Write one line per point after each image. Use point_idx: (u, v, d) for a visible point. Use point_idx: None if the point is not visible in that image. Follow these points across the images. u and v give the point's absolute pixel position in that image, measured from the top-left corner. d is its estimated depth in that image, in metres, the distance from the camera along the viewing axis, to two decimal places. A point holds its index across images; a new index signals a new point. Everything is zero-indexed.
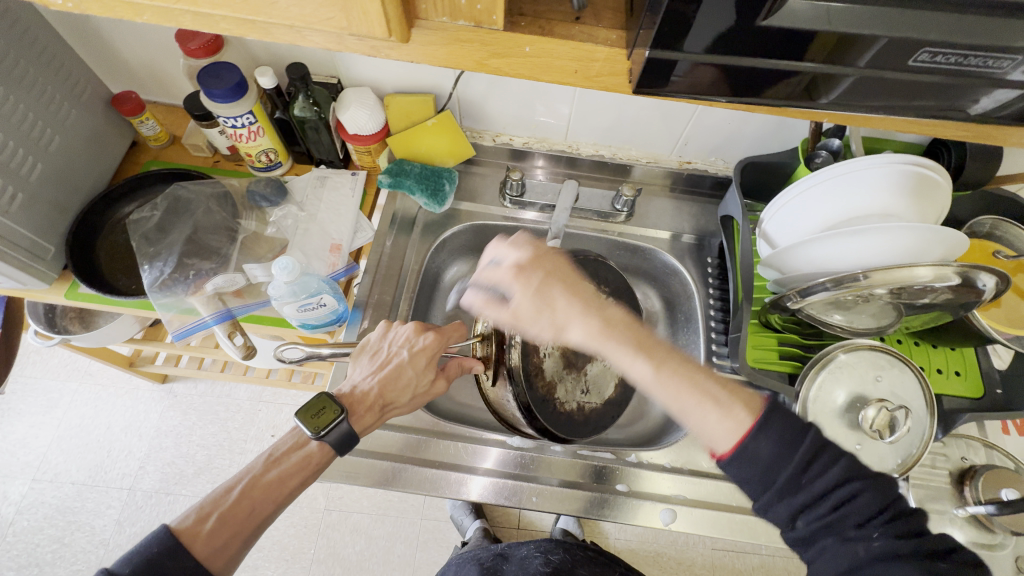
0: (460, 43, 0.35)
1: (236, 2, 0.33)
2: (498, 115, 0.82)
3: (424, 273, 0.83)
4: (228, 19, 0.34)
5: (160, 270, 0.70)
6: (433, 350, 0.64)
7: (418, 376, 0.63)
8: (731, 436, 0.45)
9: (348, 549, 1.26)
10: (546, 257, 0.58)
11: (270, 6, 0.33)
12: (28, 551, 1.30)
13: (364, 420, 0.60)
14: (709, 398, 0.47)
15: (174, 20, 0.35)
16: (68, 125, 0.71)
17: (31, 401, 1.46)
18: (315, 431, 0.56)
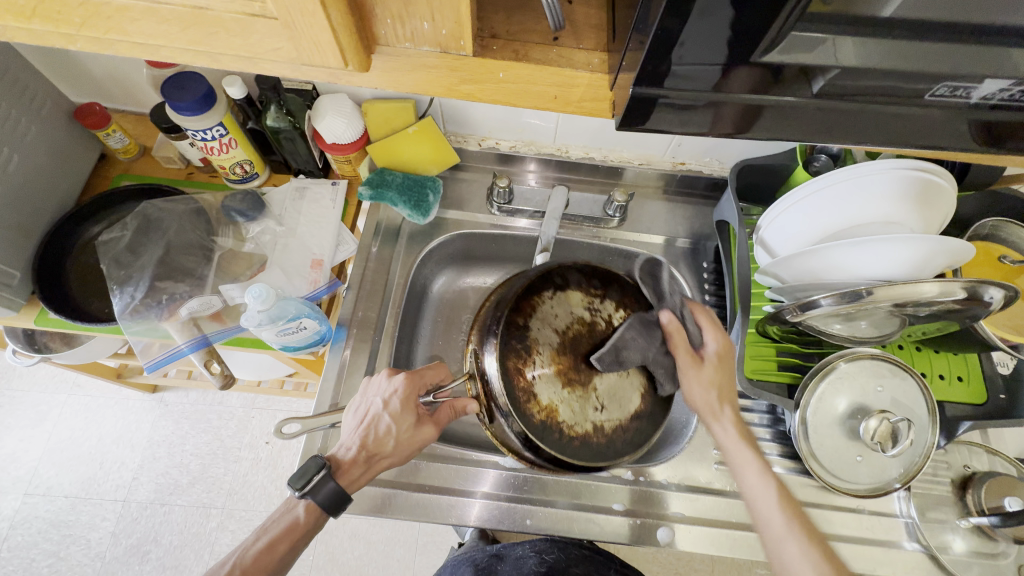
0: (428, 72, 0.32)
1: (172, 32, 0.29)
2: (483, 120, 0.78)
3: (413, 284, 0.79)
4: (171, 47, 0.31)
5: (131, 295, 0.67)
6: (407, 394, 0.62)
7: (397, 422, 0.60)
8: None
9: (347, 555, 1.25)
10: (728, 345, 0.64)
11: (212, 37, 0.29)
12: (23, 566, 1.30)
13: (352, 478, 0.58)
14: (812, 542, 0.56)
15: (111, 49, 0.31)
16: (27, 142, 0.68)
17: (20, 415, 1.44)
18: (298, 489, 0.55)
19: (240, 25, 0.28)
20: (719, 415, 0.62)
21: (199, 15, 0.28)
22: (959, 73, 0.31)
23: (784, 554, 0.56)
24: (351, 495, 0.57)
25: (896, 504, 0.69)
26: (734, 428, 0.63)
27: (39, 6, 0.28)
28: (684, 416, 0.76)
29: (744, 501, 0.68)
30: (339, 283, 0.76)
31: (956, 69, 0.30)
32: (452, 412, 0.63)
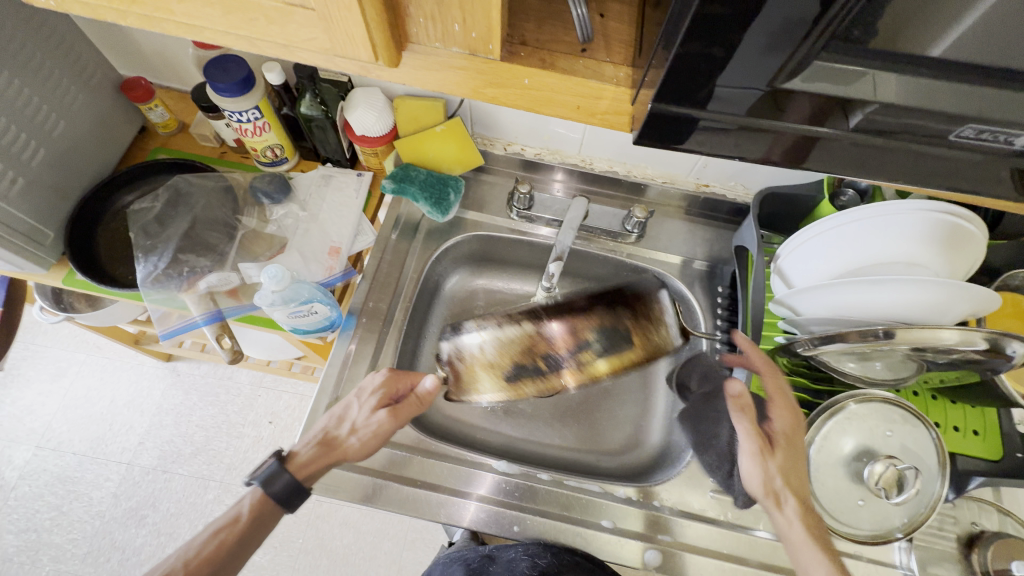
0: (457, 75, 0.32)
1: (214, 16, 0.30)
2: (511, 126, 0.79)
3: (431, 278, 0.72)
4: (212, 30, 0.32)
5: (154, 265, 0.69)
6: (378, 387, 0.63)
7: (360, 411, 0.61)
8: None
9: (336, 542, 1.26)
10: (796, 423, 0.59)
11: (250, 23, 0.30)
12: (27, 516, 1.35)
13: (305, 466, 0.58)
14: None
15: (156, 26, 0.33)
16: (74, 109, 0.71)
17: (41, 369, 1.50)
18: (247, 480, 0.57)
19: (279, 14, 0.29)
20: (779, 496, 0.56)
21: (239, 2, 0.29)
22: (989, 117, 0.30)
23: None
24: (303, 487, 0.57)
25: (896, 554, 0.66)
26: (798, 519, 0.55)
27: None
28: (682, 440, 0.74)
29: (737, 533, 0.66)
30: (355, 272, 0.77)
31: (985, 112, 0.30)
32: (417, 404, 0.61)
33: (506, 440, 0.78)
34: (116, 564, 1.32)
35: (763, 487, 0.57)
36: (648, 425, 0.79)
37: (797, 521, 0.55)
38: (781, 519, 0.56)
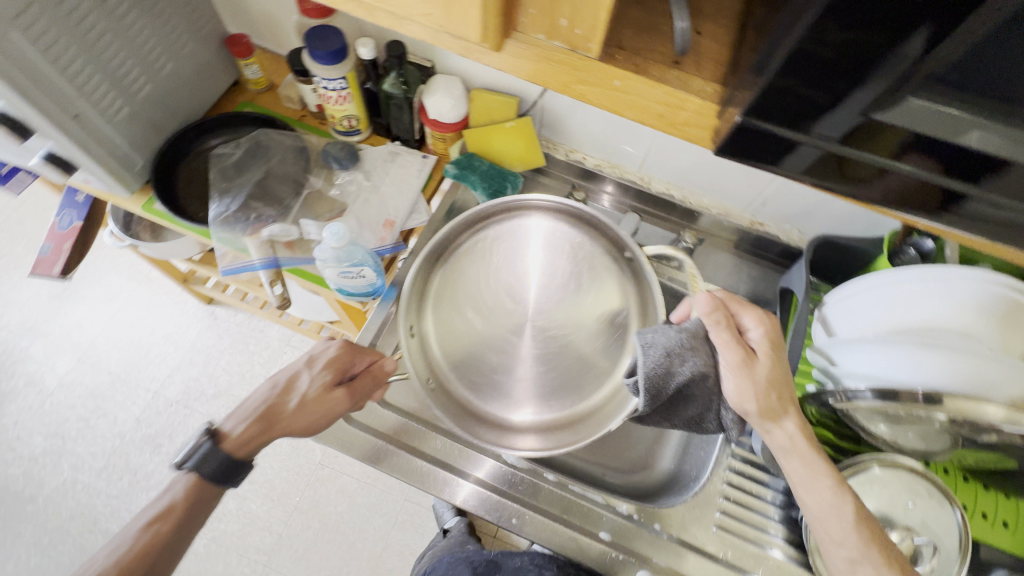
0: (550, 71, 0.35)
1: None
2: (577, 133, 0.81)
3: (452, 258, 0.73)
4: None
5: (226, 206, 0.74)
6: (330, 361, 0.65)
7: (311, 385, 0.63)
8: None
9: (331, 508, 1.41)
10: (774, 327, 0.58)
11: None
12: (58, 422, 1.45)
13: (246, 442, 0.59)
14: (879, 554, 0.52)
15: None
16: (181, 53, 0.77)
17: (95, 290, 1.61)
18: (177, 462, 0.57)
19: None
20: (779, 413, 0.56)
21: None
22: None
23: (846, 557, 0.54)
24: (240, 462, 0.58)
25: None
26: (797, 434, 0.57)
27: None
28: (694, 470, 0.74)
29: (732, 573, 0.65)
30: (404, 246, 0.81)
31: None
32: (373, 377, 0.66)
33: None
34: (127, 483, 1.40)
35: (763, 410, 0.56)
36: (661, 450, 0.78)
37: (791, 424, 0.57)
38: (779, 432, 0.57)
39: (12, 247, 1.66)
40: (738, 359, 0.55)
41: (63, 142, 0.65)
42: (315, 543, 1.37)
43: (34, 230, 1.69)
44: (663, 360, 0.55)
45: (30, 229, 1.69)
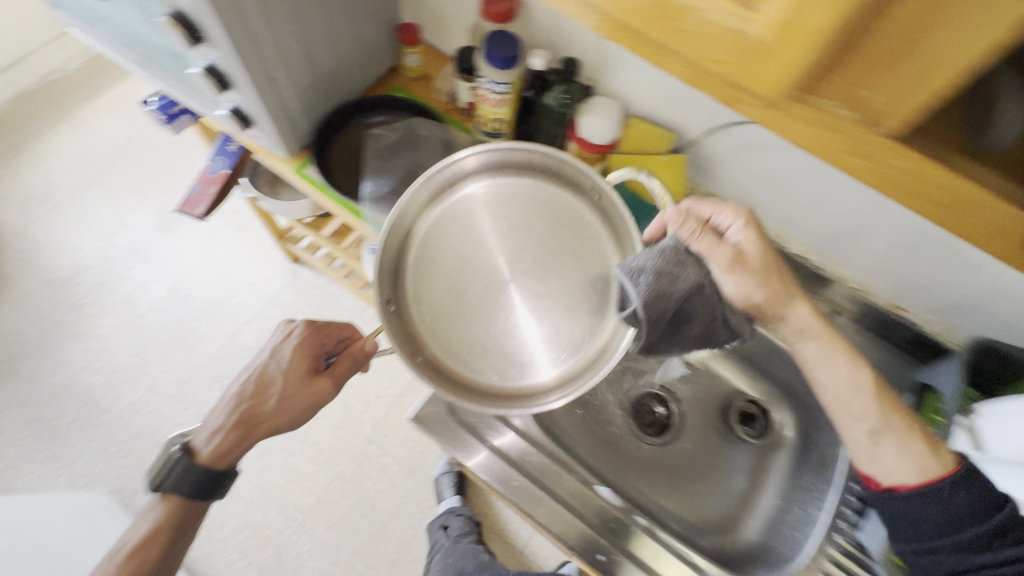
0: (802, 133, 0.34)
1: (626, 11, 0.34)
2: (725, 179, 0.79)
3: (447, 206, 0.70)
4: (605, 21, 0.36)
5: (378, 186, 0.80)
6: (298, 358, 0.74)
7: (284, 384, 0.73)
8: (921, 475, 0.57)
9: (371, 484, 1.43)
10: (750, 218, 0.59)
11: (652, 23, 0.34)
12: (142, 343, 1.55)
13: (222, 454, 0.71)
14: (917, 439, 0.59)
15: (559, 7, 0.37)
16: (362, 34, 0.81)
17: (198, 228, 1.71)
18: (155, 484, 0.70)
19: (691, 28, 0.32)
20: (776, 298, 0.59)
21: (645, 44, 0.36)
22: None
23: (884, 454, 0.59)
24: (227, 463, 0.71)
25: None
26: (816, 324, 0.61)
27: None
28: (787, 550, 0.73)
29: None
30: None
31: None
32: (348, 363, 0.75)
33: (608, 469, 0.81)
34: (192, 415, 1.48)
35: (770, 296, 0.59)
36: (748, 520, 0.79)
37: (803, 306, 0.61)
38: (793, 318, 0.61)
39: (134, 174, 1.79)
40: (726, 258, 0.56)
41: (251, 98, 0.70)
42: (349, 514, 1.40)
43: (155, 162, 1.81)
44: (654, 282, 0.53)
45: (152, 161, 1.82)
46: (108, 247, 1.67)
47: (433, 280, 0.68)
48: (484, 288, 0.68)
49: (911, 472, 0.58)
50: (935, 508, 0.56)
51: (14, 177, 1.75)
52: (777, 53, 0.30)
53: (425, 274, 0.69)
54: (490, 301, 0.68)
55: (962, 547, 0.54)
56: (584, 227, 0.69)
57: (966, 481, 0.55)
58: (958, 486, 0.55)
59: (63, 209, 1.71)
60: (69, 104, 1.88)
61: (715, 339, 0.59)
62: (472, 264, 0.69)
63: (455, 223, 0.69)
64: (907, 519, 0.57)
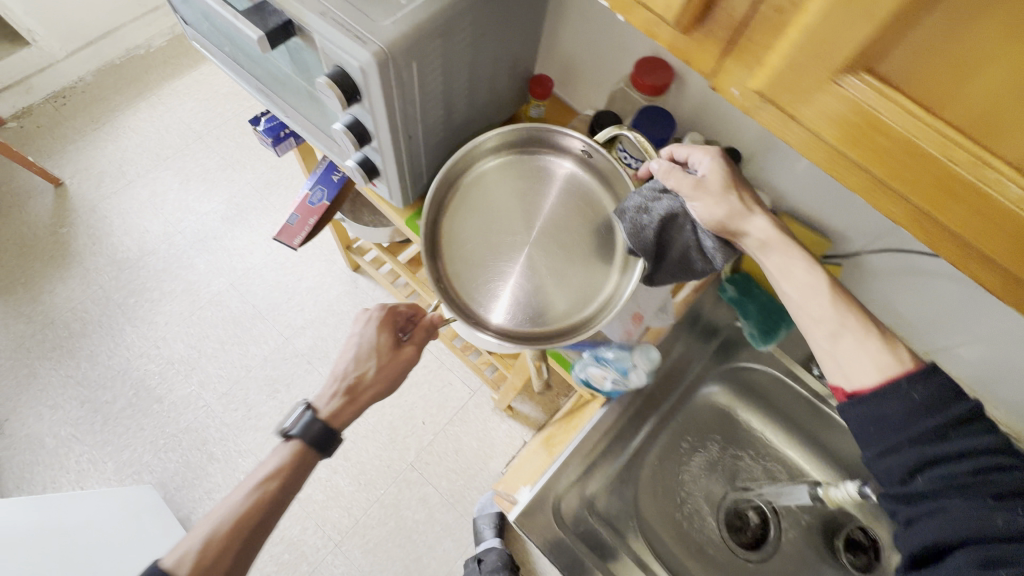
0: (926, 232, 0.32)
1: (947, 207, 0.29)
2: (875, 292, 0.72)
3: (477, 181, 0.74)
4: (906, 207, 0.31)
5: None
6: (391, 324, 0.75)
7: (382, 348, 0.73)
8: (881, 374, 0.52)
9: (411, 513, 1.41)
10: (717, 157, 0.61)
11: (979, 230, 0.29)
12: (199, 336, 1.55)
13: (343, 411, 0.70)
14: (875, 339, 0.54)
15: (844, 178, 0.32)
16: (497, 86, 0.76)
17: (263, 224, 1.70)
18: (287, 431, 0.69)
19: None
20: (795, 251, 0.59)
21: (915, 218, 0.31)
22: None
23: (846, 355, 0.55)
24: (339, 427, 0.70)
25: None
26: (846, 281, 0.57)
27: (843, 136, 0.30)
28: None
29: None
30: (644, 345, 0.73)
31: None
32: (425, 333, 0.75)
33: None
34: (240, 417, 1.47)
35: (731, 213, 0.59)
36: None
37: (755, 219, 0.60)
38: (752, 231, 0.59)
39: (207, 160, 1.78)
40: (687, 188, 0.60)
41: (388, 158, 0.65)
42: (385, 541, 1.38)
43: (228, 150, 1.81)
44: (630, 220, 0.62)
45: (225, 149, 1.81)
46: (175, 233, 1.67)
47: (462, 246, 0.70)
48: (500, 254, 0.70)
49: (873, 367, 0.52)
50: (893, 405, 0.50)
51: (92, 150, 1.75)
52: (886, 118, 0.28)
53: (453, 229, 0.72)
54: (504, 265, 0.69)
55: (951, 457, 0.47)
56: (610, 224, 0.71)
57: (923, 374, 0.49)
58: (915, 377, 0.50)
59: (134, 187, 1.71)
60: (150, 80, 1.89)
61: (696, 271, 0.66)
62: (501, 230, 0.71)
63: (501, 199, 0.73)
64: (882, 427, 0.50)
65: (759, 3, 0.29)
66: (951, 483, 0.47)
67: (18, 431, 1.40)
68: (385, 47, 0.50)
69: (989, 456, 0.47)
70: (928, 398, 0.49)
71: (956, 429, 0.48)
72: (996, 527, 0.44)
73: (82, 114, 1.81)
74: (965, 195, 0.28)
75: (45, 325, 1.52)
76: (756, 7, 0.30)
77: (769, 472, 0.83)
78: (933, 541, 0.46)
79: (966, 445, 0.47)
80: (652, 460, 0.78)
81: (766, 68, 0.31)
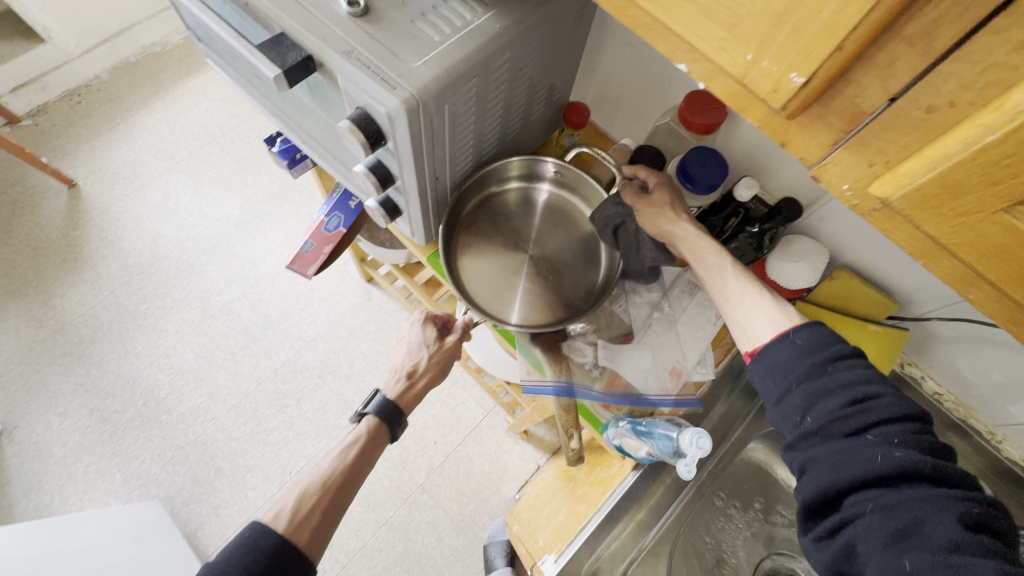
0: None
1: None
2: (941, 358, 0.66)
3: (479, 202, 0.70)
4: None
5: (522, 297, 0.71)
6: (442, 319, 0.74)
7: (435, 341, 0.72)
8: (774, 328, 0.51)
9: (420, 538, 1.37)
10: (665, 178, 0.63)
11: None
12: (209, 346, 1.52)
13: (409, 391, 0.69)
14: (768, 297, 0.54)
15: (993, 309, 0.26)
16: (530, 118, 0.70)
17: (277, 231, 1.66)
18: (360, 410, 0.68)
19: None
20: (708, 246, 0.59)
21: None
22: None
23: (743, 318, 0.54)
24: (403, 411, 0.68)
25: None
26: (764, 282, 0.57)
27: (1013, 273, 0.24)
28: None
29: None
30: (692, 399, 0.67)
31: None
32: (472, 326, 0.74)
33: None
34: (249, 431, 1.44)
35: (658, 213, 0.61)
36: None
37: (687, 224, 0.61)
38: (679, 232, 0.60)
39: (221, 163, 1.75)
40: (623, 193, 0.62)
41: (411, 200, 0.60)
42: (392, 566, 1.34)
43: (243, 153, 1.77)
44: None
45: (240, 151, 1.77)
46: (187, 238, 1.64)
47: (474, 265, 0.67)
48: (510, 271, 0.66)
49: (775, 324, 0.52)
50: (784, 352, 0.49)
51: (105, 151, 1.72)
52: None
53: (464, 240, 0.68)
54: (516, 282, 0.66)
55: (827, 391, 0.45)
56: (593, 249, 0.69)
57: (808, 324, 0.49)
58: (801, 327, 0.49)
59: (148, 190, 1.68)
60: (166, 79, 1.85)
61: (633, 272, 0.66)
62: (509, 246, 0.68)
63: (512, 216, 0.70)
64: (776, 374, 0.48)
65: (898, 99, 0.24)
66: (838, 418, 0.43)
67: (26, 439, 1.38)
68: (416, 93, 0.45)
69: (888, 400, 0.43)
70: (810, 341, 0.48)
71: (833, 364, 0.46)
72: (879, 466, 0.40)
73: (98, 113, 1.78)
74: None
75: (56, 330, 1.50)
76: (892, 105, 0.24)
77: None
78: (828, 488, 0.41)
79: (845, 376, 0.45)
80: (683, 522, 0.72)
81: (898, 176, 0.25)
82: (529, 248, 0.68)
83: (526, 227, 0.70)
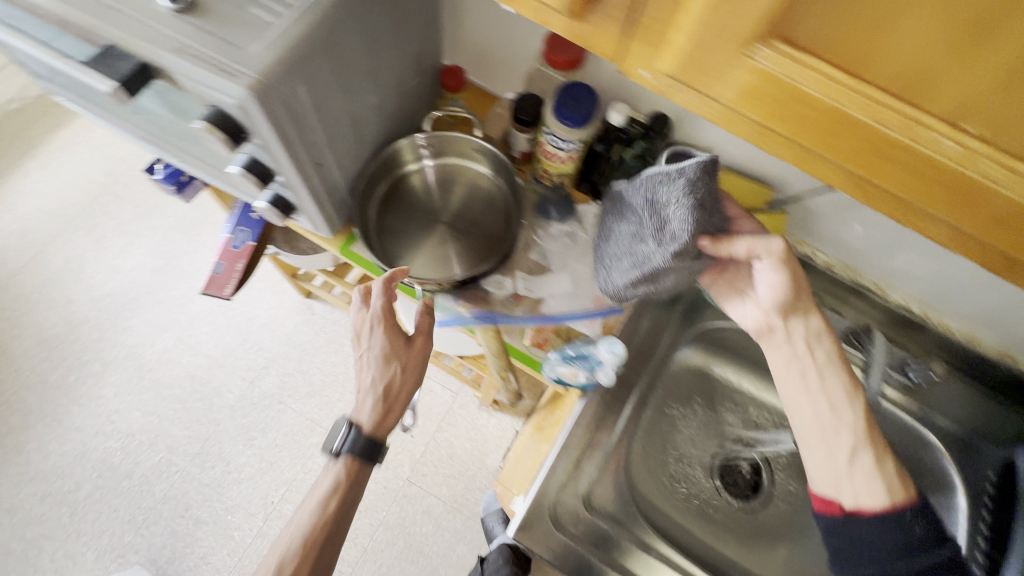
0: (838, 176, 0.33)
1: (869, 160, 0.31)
2: (823, 229, 0.73)
3: (380, 197, 0.71)
4: (831, 164, 0.33)
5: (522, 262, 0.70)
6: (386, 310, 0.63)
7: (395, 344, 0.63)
8: (876, 496, 0.55)
9: (417, 529, 1.39)
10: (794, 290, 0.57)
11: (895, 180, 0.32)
12: (155, 400, 1.45)
13: (383, 416, 0.65)
14: (872, 453, 0.57)
15: (776, 145, 0.33)
16: (407, 89, 0.70)
17: (198, 268, 1.59)
18: (335, 446, 0.66)
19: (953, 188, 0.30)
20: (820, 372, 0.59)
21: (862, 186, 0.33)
22: None
23: (821, 462, 0.58)
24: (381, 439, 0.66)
25: None
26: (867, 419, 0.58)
27: (779, 103, 0.30)
28: None
29: None
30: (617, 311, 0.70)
31: None
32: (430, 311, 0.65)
33: (710, 548, 0.76)
34: (219, 473, 1.39)
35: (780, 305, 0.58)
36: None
37: (793, 334, 0.60)
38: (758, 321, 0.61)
39: (120, 211, 1.64)
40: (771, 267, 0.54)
41: (300, 192, 0.60)
42: (397, 562, 1.36)
43: (141, 197, 1.66)
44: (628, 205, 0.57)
45: (137, 195, 1.66)
46: (102, 297, 1.54)
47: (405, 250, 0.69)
48: (436, 240, 0.70)
49: (882, 497, 0.55)
50: (871, 523, 0.54)
51: None
52: (782, 75, 0.29)
53: (386, 227, 0.71)
54: (445, 248, 0.70)
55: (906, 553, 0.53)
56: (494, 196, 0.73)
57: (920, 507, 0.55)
58: (914, 509, 0.54)
59: (45, 257, 1.56)
60: (33, 136, 1.71)
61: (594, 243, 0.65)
62: (427, 219, 0.72)
63: (420, 192, 0.73)
64: (863, 545, 0.54)
65: None
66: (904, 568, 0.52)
67: None
68: (260, 80, 0.45)
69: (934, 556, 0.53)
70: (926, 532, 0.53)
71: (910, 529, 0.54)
72: None
73: None
74: (889, 152, 0.30)
75: None
76: None
77: (754, 419, 0.83)
78: None
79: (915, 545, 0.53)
80: (639, 436, 0.78)
81: (672, 48, 0.30)
82: (443, 217, 0.71)
83: (434, 197, 0.73)
